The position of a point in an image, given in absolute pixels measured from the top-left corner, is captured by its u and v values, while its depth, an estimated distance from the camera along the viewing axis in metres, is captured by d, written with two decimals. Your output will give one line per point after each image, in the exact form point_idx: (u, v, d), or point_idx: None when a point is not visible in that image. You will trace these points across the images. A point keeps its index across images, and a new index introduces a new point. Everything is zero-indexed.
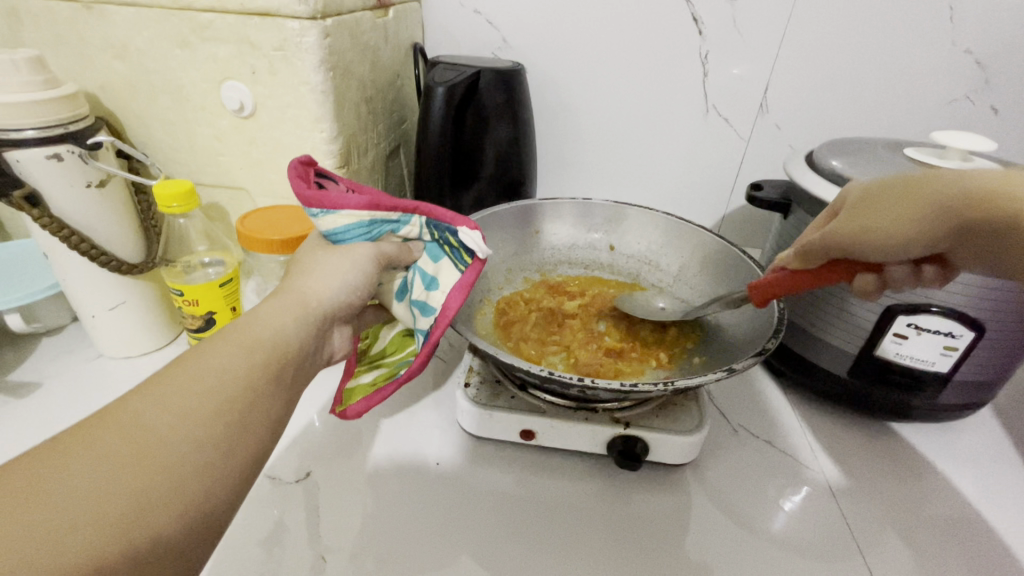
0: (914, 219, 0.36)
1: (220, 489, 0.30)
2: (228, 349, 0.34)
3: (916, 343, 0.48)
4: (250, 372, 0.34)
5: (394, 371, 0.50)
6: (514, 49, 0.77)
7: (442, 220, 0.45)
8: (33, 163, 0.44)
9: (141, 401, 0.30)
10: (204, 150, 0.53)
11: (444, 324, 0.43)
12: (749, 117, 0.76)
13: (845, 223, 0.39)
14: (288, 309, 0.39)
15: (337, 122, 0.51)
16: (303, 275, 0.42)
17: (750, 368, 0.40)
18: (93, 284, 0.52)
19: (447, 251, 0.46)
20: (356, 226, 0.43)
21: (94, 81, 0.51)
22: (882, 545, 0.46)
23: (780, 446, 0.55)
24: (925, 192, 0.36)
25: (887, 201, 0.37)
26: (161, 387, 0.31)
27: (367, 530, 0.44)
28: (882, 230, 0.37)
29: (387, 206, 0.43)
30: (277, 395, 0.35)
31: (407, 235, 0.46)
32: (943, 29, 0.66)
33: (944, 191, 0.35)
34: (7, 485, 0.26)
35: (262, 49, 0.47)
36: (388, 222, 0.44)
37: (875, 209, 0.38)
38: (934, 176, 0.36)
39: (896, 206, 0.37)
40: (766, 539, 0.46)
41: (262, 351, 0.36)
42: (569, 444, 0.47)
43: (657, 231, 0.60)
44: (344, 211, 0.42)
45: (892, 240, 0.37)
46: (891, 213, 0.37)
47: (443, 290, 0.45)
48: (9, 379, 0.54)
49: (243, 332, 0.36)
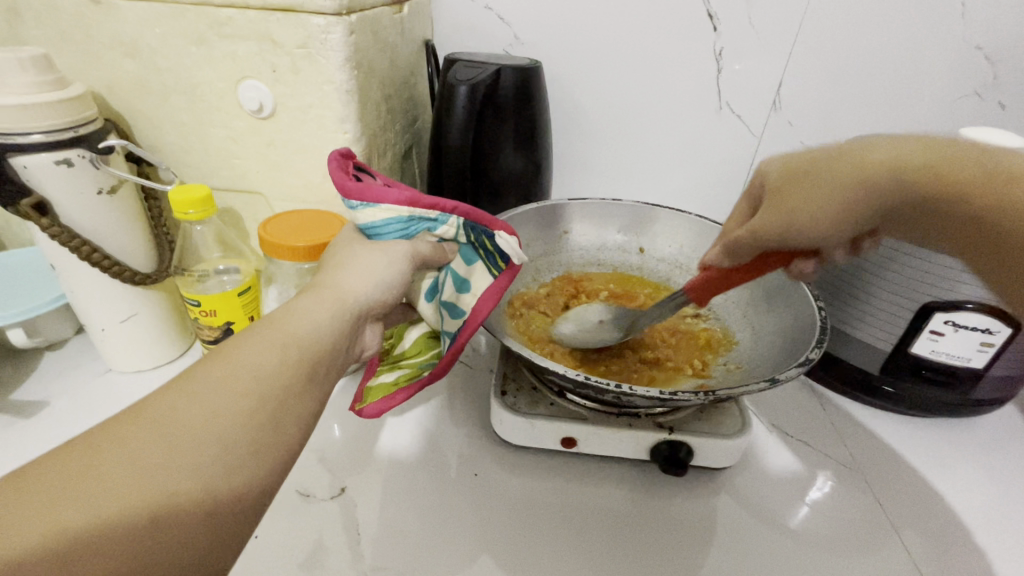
0: (843, 200, 0.36)
1: (252, 493, 0.29)
2: (261, 345, 0.32)
3: (952, 339, 0.48)
4: (285, 371, 0.32)
5: (417, 372, 0.48)
6: (525, 46, 0.76)
7: (481, 222, 0.43)
8: (40, 169, 0.42)
9: (177, 400, 0.29)
10: (218, 153, 0.51)
11: (474, 325, 0.43)
12: (761, 114, 0.76)
13: (776, 211, 0.39)
14: (325, 304, 0.36)
15: (361, 122, 0.49)
16: (339, 271, 0.39)
17: (793, 378, 0.38)
18: (105, 296, 0.49)
19: (481, 256, 0.44)
20: (393, 221, 0.41)
21: (100, 81, 0.48)
22: (929, 542, 0.46)
23: (816, 443, 0.54)
24: (848, 176, 0.36)
25: (814, 186, 0.37)
26: (191, 385, 0.30)
27: (411, 547, 0.42)
28: (816, 213, 0.37)
29: (426, 203, 0.41)
30: (312, 392, 0.33)
31: (443, 236, 0.43)
32: (954, 24, 0.66)
33: (868, 172, 0.35)
34: (40, 483, 0.25)
35: (284, 47, 0.44)
36: (426, 219, 0.42)
37: (799, 197, 0.38)
38: (854, 154, 0.37)
39: (825, 191, 0.37)
40: (814, 540, 0.45)
41: (297, 347, 0.33)
42: (612, 450, 0.46)
43: (686, 233, 0.59)
44: (385, 205, 0.40)
45: (824, 226, 0.37)
46: (822, 195, 0.37)
47: (474, 294, 0.44)
48: (14, 398, 0.51)
49: (279, 328, 0.34)
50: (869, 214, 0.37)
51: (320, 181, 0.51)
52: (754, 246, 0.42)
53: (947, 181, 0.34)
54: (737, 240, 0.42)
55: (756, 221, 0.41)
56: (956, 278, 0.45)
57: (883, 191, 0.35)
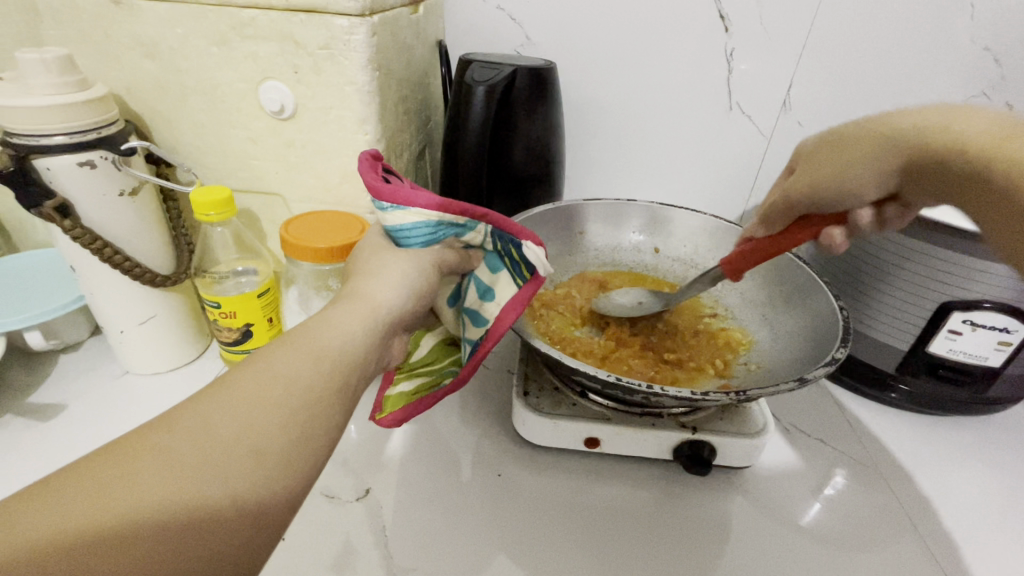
0: (861, 157, 0.39)
1: (278, 508, 0.28)
2: (294, 356, 0.32)
3: (969, 338, 0.48)
4: (317, 384, 0.32)
5: (437, 380, 0.47)
6: (537, 46, 0.76)
7: (509, 232, 0.42)
8: (64, 170, 0.42)
9: (212, 408, 0.29)
10: (238, 154, 0.51)
11: (496, 336, 0.42)
12: (771, 115, 0.76)
13: (804, 174, 0.43)
14: (357, 314, 0.36)
15: (381, 123, 0.48)
16: (369, 278, 0.39)
17: (821, 378, 0.39)
18: (125, 298, 0.49)
19: (507, 265, 0.43)
20: (421, 225, 0.40)
21: (119, 82, 0.48)
22: (949, 538, 0.46)
23: (832, 441, 0.55)
24: (861, 143, 0.40)
25: (835, 150, 0.41)
26: (225, 394, 0.29)
27: (438, 548, 0.42)
28: (838, 170, 0.40)
29: (456, 208, 0.40)
30: (342, 407, 0.33)
31: (469, 242, 0.43)
32: (963, 26, 0.67)
33: (881, 135, 0.38)
34: (78, 485, 0.25)
35: (307, 48, 0.44)
36: (454, 225, 0.41)
37: (822, 164, 0.42)
38: (868, 126, 0.40)
39: (845, 155, 0.40)
40: (835, 537, 0.46)
41: (329, 360, 0.33)
42: (635, 451, 0.46)
43: (702, 233, 0.59)
44: (414, 208, 0.40)
45: (842, 186, 0.40)
46: (845, 155, 0.40)
47: (498, 303, 0.43)
48: (32, 401, 0.51)
49: (311, 339, 0.34)
50: (880, 176, 0.39)
51: (339, 182, 0.51)
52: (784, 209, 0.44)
53: (937, 139, 0.35)
54: (770, 205, 0.46)
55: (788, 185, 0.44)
56: (976, 277, 0.46)
57: (890, 154, 0.38)
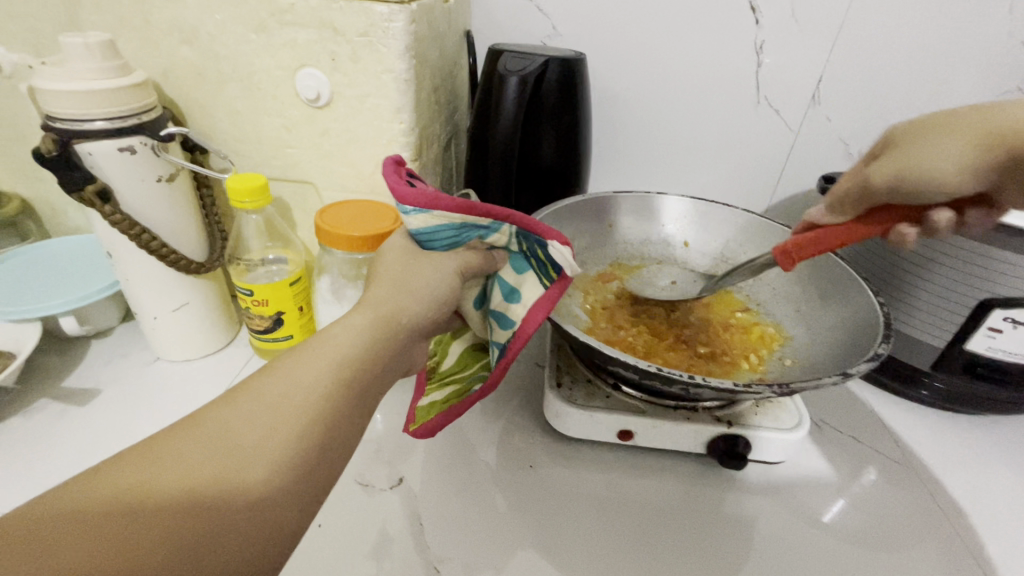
0: (971, 152, 0.34)
1: (296, 512, 0.28)
2: (314, 361, 0.31)
3: (1011, 336, 0.47)
4: (334, 389, 0.31)
5: (466, 387, 0.45)
6: (564, 38, 0.75)
7: (533, 232, 0.40)
8: (104, 156, 0.42)
9: (233, 414, 0.29)
10: (272, 142, 0.51)
11: (524, 337, 0.40)
12: (800, 108, 0.76)
13: (895, 160, 0.36)
14: (371, 318, 0.34)
15: (416, 112, 0.48)
16: (383, 288, 0.36)
17: (864, 372, 0.38)
18: (159, 285, 0.49)
19: (533, 266, 0.41)
20: (445, 228, 0.39)
21: (158, 68, 0.48)
22: (989, 541, 0.45)
23: (864, 439, 0.54)
24: (965, 124, 0.34)
25: (931, 135, 0.35)
26: (238, 404, 0.29)
27: (470, 540, 0.42)
28: (939, 164, 0.34)
29: (479, 210, 0.38)
30: (359, 410, 0.32)
31: (494, 243, 0.41)
32: (1003, 19, 0.66)
33: (997, 129, 0.33)
34: (98, 486, 0.25)
35: (346, 35, 0.44)
36: (478, 227, 0.40)
37: (911, 147, 0.36)
38: (972, 109, 0.35)
39: (946, 142, 0.34)
40: (874, 537, 0.45)
41: (346, 366, 0.32)
42: (669, 444, 0.46)
43: (734, 229, 0.59)
44: (438, 211, 0.38)
45: (938, 175, 0.35)
46: (946, 144, 0.34)
47: (525, 304, 0.41)
48: (67, 385, 0.52)
49: (327, 342, 0.33)
50: (986, 172, 0.34)
51: (372, 171, 0.51)
52: (863, 200, 0.39)
53: None
54: (843, 190, 0.40)
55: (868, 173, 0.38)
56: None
57: (983, 135, 0.33)
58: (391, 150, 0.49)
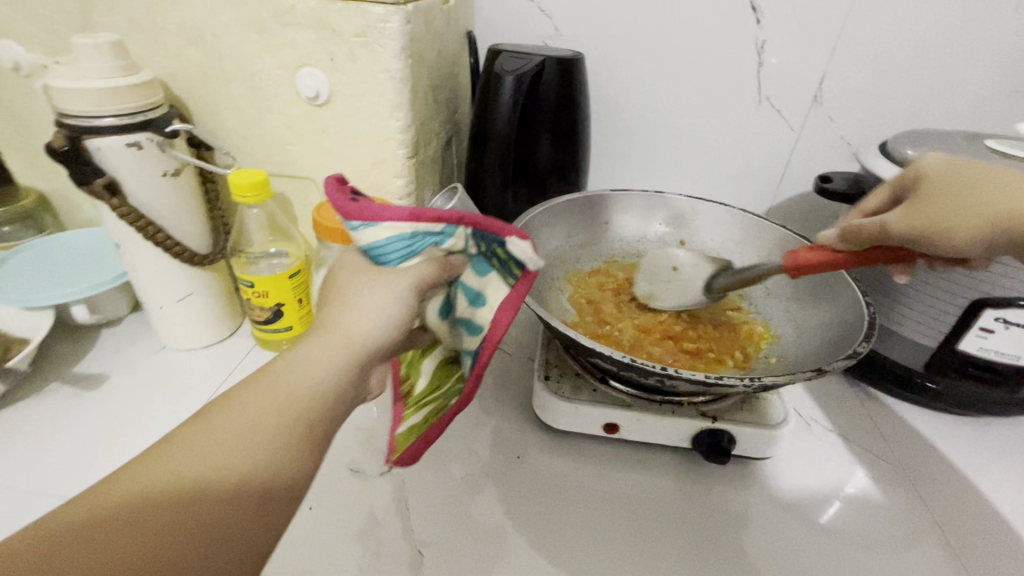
0: (985, 226, 0.34)
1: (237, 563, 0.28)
2: (258, 405, 0.30)
3: (1003, 337, 0.46)
4: (276, 437, 0.30)
5: (442, 405, 0.42)
6: (566, 39, 0.76)
7: (491, 231, 0.36)
8: (113, 151, 0.44)
9: (168, 468, 0.28)
10: (273, 139, 0.52)
11: (493, 344, 0.37)
12: (801, 108, 0.75)
13: (914, 215, 0.37)
14: (325, 352, 0.32)
15: (412, 110, 0.49)
16: (340, 310, 0.34)
17: (840, 370, 0.38)
18: (164, 276, 0.51)
19: (495, 266, 0.38)
20: (395, 241, 0.34)
21: (165, 67, 0.50)
22: (975, 541, 0.45)
23: (855, 438, 0.54)
24: (989, 195, 0.34)
25: (957, 198, 0.35)
26: (182, 450, 0.28)
27: (454, 526, 0.44)
28: (952, 229, 0.35)
29: (430, 216, 0.35)
30: (306, 463, 0.30)
31: (451, 249, 0.37)
32: (1009, 19, 0.65)
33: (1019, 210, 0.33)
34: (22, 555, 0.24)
35: (343, 35, 0.45)
36: (431, 234, 0.35)
37: (937, 205, 0.36)
38: (1004, 180, 0.34)
39: (967, 207, 0.34)
40: (857, 535, 0.45)
41: (292, 411, 0.31)
42: (654, 438, 0.46)
43: (730, 229, 0.59)
44: (387, 223, 0.34)
45: (950, 239, 0.35)
46: (968, 211, 0.34)
47: (491, 308, 0.38)
48: (77, 370, 0.54)
49: (273, 382, 0.31)
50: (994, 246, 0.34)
51: (370, 168, 0.52)
52: (872, 240, 0.39)
53: None
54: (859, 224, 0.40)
55: (887, 218, 0.38)
56: (1015, 274, 0.44)
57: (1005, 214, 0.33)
58: (387, 147, 0.51)
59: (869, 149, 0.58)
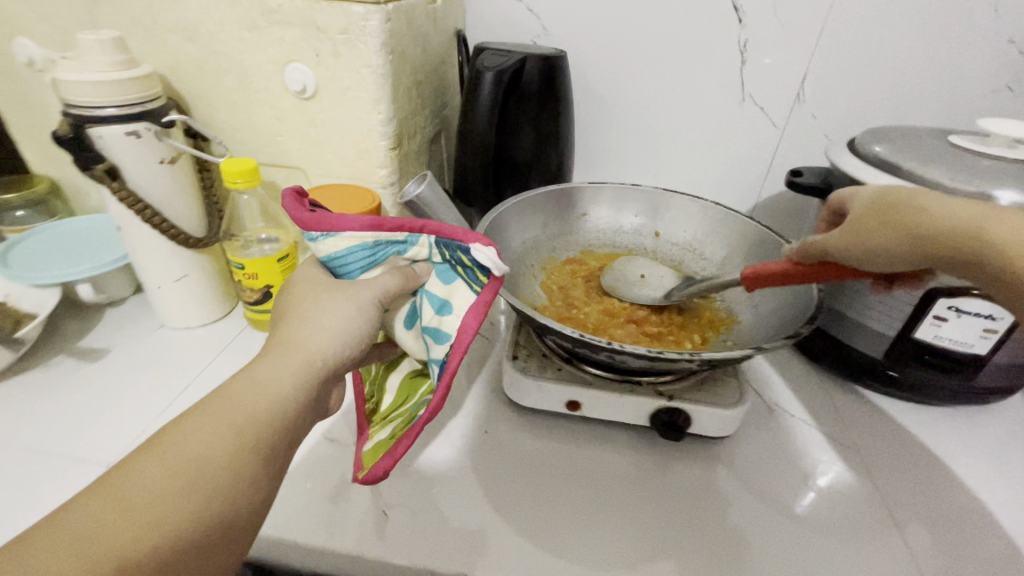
0: (904, 245, 0.39)
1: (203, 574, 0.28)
2: (225, 418, 0.30)
3: (956, 325, 0.48)
4: (245, 447, 0.30)
5: (408, 416, 0.43)
6: (553, 37, 0.79)
7: (452, 238, 0.38)
8: (114, 139, 0.47)
9: (130, 485, 0.27)
10: (265, 130, 0.56)
11: (462, 350, 0.38)
12: (784, 106, 0.77)
13: (847, 235, 0.41)
14: (290, 365, 0.34)
15: (393, 103, 0.52)
16: (305, 325, 0.36)
17: (778, 348, 0.40)
18: (161, 258, 0.55)
19: (460, 273, 0.39)
20: (357, 249, 0.39)
21: (165, 62, 0.54)
22: (923, 521, 0.47)
23: (814, 423, 0.56)
24: (901, 218, 0.39)
25: (879, 220, 0.40)
26: (138, 474, 0.27)
27: (421, 491, 0.46)
28: (876, 247, 0.40)
29: (390, 225, 0.38)
30: (268, 479, 0.31)
31: (415, 257, 0.40)
32: (988, 18, 0.66)
33: (931, 232, 0.37)
34: None
35: (327, 33, 0.49)
36: (393, 243, 0.39)
37: (865, 227, 0.41)
38: (917, 203, 0.39)
39: (886, 228, 0.39)
40: (809, 513, 0.47)
41: (260, 421, 0.31)
42: (614, 415, 0.49)
43: (702, 221, 0.61)
44: (346, 233, 0.38)
45: (875, 257, 0.40)
46: (888, 231, 0.39)
47: (458, 313, 0.39)
48: (81, 344, 0.58)
49: (239, 395, 0.31)
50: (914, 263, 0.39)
51: (354, 158, 0.55)
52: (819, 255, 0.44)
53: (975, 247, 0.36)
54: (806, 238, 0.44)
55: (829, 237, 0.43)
56: None
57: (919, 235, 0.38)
58: (370, 138, 0.54)
59: (837, 144, 0.60)
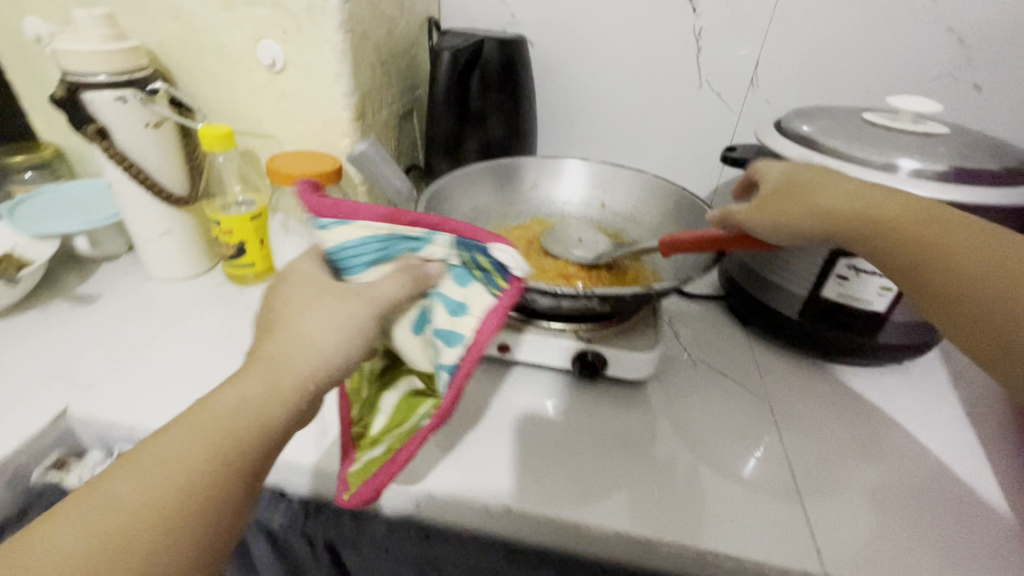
0: (814, 219, 0.45)
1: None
2: (199, 433, 0.30)
3: (856, 283, 0.52)
4: (217, 463, 0.30)
5: (410, 430, 0.41)
6: (522, 25, 0.84)
7: (472, 239, 0.38)
8: (104, 103, 0.54)
9: (103, 501, 0.28)
10: (242, 101, 0.62)
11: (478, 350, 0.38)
12: (739, 91, 0.81)
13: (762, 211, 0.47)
14: (264, 378, 0.33)
15: (354, 77, 0.58)
16: (285, 335, 0.35)
17: (665, 291, 0.45)
18: (147, 213, 0.61)
19: (477, 276, 0.39)
20: (369, 241, 0.38)
21: (153, 38, 0.60)
22: (817, 460, 0.51)
23: (735, 376, 0.61)
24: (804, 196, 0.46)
25: (789, 197, 0.46)
26: (110, 489, 0.28)
27: None
28: (789, 221, 0.46)
29: (406, 220, 0.38)
30: (242, 492, 0.31)
31: (429, 256, 0.39)
32: (927, 8, 0.70)
33: (832, 208, 0.44)
34: None
35: (293, 12, 0.55)
36: (407, 238, 0.38)
37: (777, 204, 0.47)
38: (818, 183, 0.46)
39: (792, 203, 0.46)
40: (713, 449, 0.51)
41: (231, 437, 0.31)
42: (539, 358, 0.54)
43: (643, 193, 0.66)
44: (360, 222, 0.38)
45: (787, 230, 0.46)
46: (798, 207, 0.46)
47: (475, 314, 0.39)
48: (77, 291, 0.65)
49: (213, 409, 0.31)
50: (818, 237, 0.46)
51: (320, 127, 0.61)
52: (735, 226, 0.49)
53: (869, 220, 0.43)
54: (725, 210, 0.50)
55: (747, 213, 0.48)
56: None
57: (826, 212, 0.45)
58: (333, 109, 0.60)
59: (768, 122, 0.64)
